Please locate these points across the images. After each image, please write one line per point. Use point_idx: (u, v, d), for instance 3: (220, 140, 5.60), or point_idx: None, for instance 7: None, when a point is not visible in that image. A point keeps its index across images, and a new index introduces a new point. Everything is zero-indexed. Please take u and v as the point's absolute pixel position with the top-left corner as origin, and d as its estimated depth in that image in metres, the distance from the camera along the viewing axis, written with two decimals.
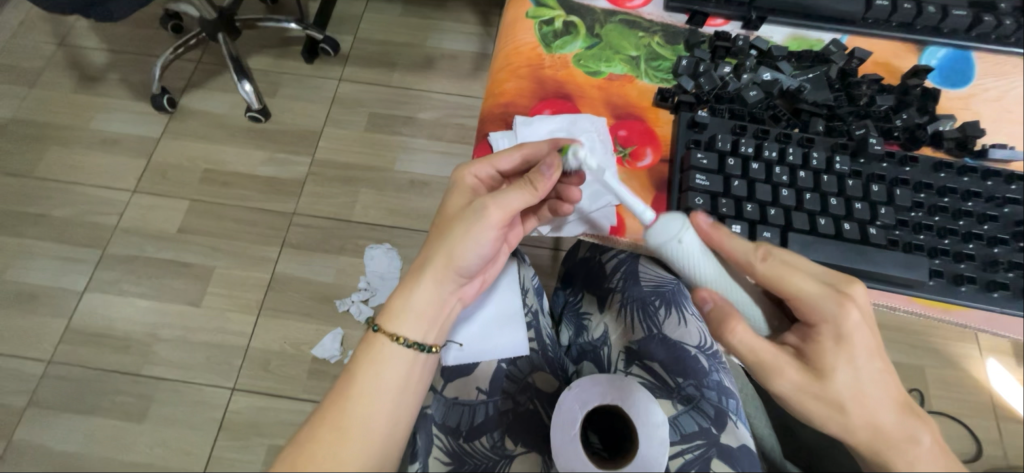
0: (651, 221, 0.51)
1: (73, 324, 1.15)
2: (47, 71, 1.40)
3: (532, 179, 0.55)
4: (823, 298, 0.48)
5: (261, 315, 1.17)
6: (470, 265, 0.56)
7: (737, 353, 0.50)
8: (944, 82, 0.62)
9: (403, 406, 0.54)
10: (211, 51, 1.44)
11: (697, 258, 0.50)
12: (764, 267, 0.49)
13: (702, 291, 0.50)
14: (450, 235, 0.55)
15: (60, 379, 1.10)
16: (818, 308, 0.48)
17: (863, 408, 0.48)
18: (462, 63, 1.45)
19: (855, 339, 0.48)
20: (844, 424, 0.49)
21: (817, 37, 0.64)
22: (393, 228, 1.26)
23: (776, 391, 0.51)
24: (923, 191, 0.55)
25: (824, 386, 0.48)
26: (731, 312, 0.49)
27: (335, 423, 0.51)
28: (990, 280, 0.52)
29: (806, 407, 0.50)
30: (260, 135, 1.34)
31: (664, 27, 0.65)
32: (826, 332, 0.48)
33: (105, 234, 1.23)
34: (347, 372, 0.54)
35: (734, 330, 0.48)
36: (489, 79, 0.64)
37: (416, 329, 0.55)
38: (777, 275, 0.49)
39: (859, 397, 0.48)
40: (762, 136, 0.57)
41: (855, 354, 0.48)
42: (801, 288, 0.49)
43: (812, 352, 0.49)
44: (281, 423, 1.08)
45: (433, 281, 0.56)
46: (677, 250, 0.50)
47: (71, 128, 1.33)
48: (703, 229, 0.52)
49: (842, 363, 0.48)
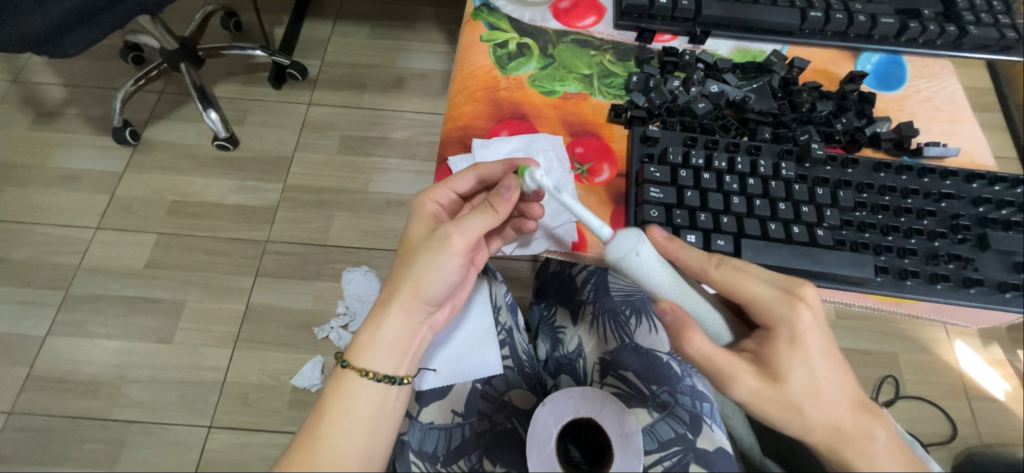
0: (609, 236, 0.51)
1: (35, 371, 1.10)
2: (0, 109, 1.35)
3: (493, 201, 0.55)
4: (776, 300, 0.49)
5: (237, 347, 1.14)
6: (437, 293, 0.55)
7: (694, 362, 0.50)
8: (880, 86, 0.66)
9: (376, 441, 0.53)
10: (175, 81, 1.42)
11: (653, 270, 0.50)
12: (718, 274, 0.51)
13: (662, 304, 0.51)
14: (414, 264, 0.55)
15: (22, 430, 1.05)
16: (772, 310, 0.49)
17: (820, 408, 0.48)
18: (432, 82, 1.46)
19: (808, 339, 0.48)
20: (802, 425, 0.49)
21: (760, 49, 0.68)
22: (370, 249, 1.25)
23: (734, 398, 0.51)
24: (866, 191, 0.58)
25: (780, 389, 0.48)
26: (689, 321, 0.50)
27: (304, 465, 0.50)
28: (932, 273, 0.54)
29: (765, 411, 0.50)
30: (228, 163, 1.32)
31: (615, 45, 0.68)
32: (782, 334, 0.49)
33: (67, 274, 1.19)
34: (315, 411, 0.54)
35: (690, 339, 0.49)
36: (447, 103, 0.65)
37: (387, 363, 0.55)
38: (729, 281, 0.50)
39: (816, 397, 0.48)
40: (712, 146, 0.59)
41: (811, 353, 0.48)
42: (754, 292, 0.50)
43: (768, 355, 0.49)
44: (262, 458, 1.05)
45: (400, 312, 0.55)
46: (635, 263, 0.50)
47: (27, 166, 1.29)
48: (658, 241, 0.53)
49: (798, 364, 0.48)
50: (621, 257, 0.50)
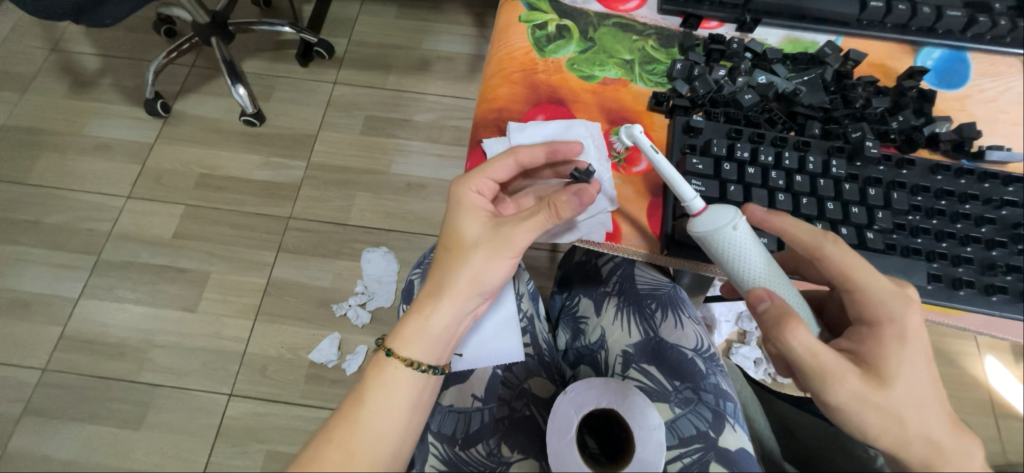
0: (700, 210, 0.51)
1: (68, 332, 1.14)
2: (39, 76, 1.39)
3: (557, 207, 0.53)
4: (888, 294, 0.50)
5: (258, 320, 1.16)
6: (493, 286, 0.56)
7: (798, 356, 0.48)
8: (940, 83, 0.63)
9: (413, 427, 0.54)
10: (205, 55, 1.43)
11: (749, 249, 0.50)
12: (835, 251, 0.50)
13: (756, 289, 0.49)
14: (471, 263, 0.54)
15: (55, 386, 1.09)
16: (885, 304, 0.49)
17: (920, 416, 0.48)
18: (458, 65, 1.44)
19: (914, 341, 0.49)
20: (900, 433, 0.48)
21: (813, 39, 0.64)
22: (389, 231, 1.25)
23: (833, 401, 0.49)
24: (921, 194, 0.56)
25: (886, 392, 0.48)
26: (790, 309, 0.48)
27: (342, 445, 0.51)
28: (987, 284, 0.53)
29: (864, 416, 0.49)
30: (255, 139, 1.34)
31: (658, 31, 0.65)
32: (890, 332, 0.49)
33: (99, 240, 1.22)
34: (355, 392, 0.54)
35: (795, 330, 0.47)
36: (482, 84, 0.64)
37: (436, 355, 0.55)
38: (839, 266, 0.50)
39: (917, 403, 0.48)
40: (758, 140, 0.57)
41: (917, 357, 0.48)
42: (864, 281, 0.50)
43: (874, 355, 0.49)
44: (279, 428, 1.08)
45: (453, 309, 0.55)
46: (730, 238, 0.49)
47: (64, 133, 1.32)
48: (758, 217, 0.52)
49: (904, 365, 0.48)
50: (715, 230, 0.49)
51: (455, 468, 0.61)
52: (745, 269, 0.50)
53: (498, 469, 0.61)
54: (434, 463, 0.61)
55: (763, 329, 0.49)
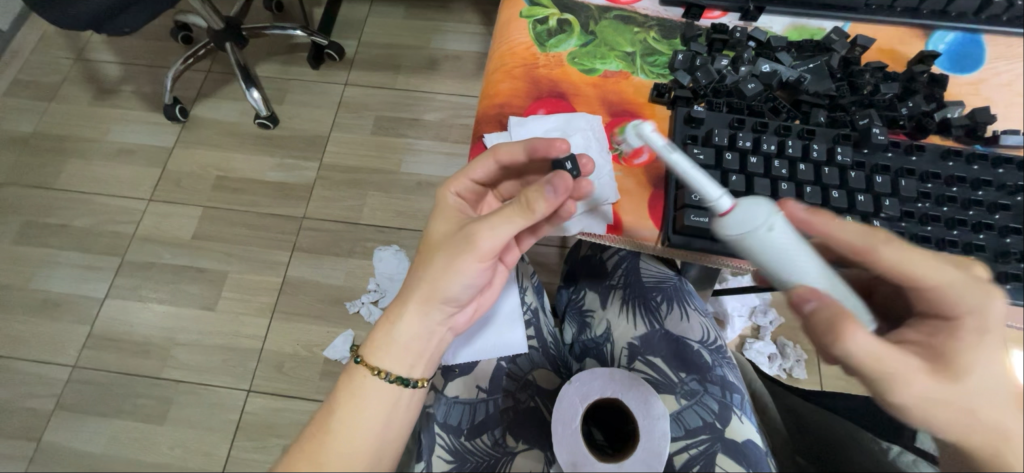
0: (728, 207, 0.49)
1: (95, 331, 1.19)
2: (65, 85, 1.44)
3: (529, 200, 0.51)
4: (965, 287, 0.47)
5: (273, 318, 1.19)
6: (457, 293, 0.55)
7: (858, 361, 0.45)
8: (953, 67, 0.61)
9: (387, 439, 0.55)
10: (220, 61, 1.47)
11: (786, 249, 0.47)
12: (891, 252, 0.47)
13: (801, 289, 0.47)
14: (433, 263, 0.55)
15: (84, 382, 1.14)
16: (962, 298, 0.47)
17: (992, 407, 0.46)
18: (466, 64, 1.45)
19: (995, 334, 0.46)
20: (969, 425, 0.47)
21: (818, 25, 0.64)
22: (400, 229, 1.27)
23: (898, 401, 0.47)
24: (931, 181, 0.55)
25: (959, 388, 0.46)
26: (842, 310, 0.45)
27: (312, 453, 0.52)
28: (1001, 272, 0.52)
29: (932, 413, 0.47)
30: (268, 141, 1.37)
31: (660, 22, 0.66)
32: (969, 325, 0.46)
33: (123, 242, 1.27)
34: (328, 405, 0.55)
35: (857, 333, 0.44)
36: (484, 80, 0.65)
37: (400, 364, 0.56)
38: (901, 262, 0.47)
39: (990, 396, 0.46)
40: (761, 129, 0.57)
41: (994, 349, 0.46)
42: (936, 274, 0.47)
43: (945, 348, 0.46)
44: (296, 423, 1.10)
45: (415, 313, 0.56)
46: (766, 240, 0.47)
47: (88, 140, 1.37)
48: (799, 217, 0.49)
49: (979, 358, 0.46)
50: (747, 231, 0.47)
51: (461, 458, 0.61)
52: (789, 270, 0.48)
53: (504, 460, 0.61)
54: (441, 454, 0.61)
55: (814, 332, 0.46)
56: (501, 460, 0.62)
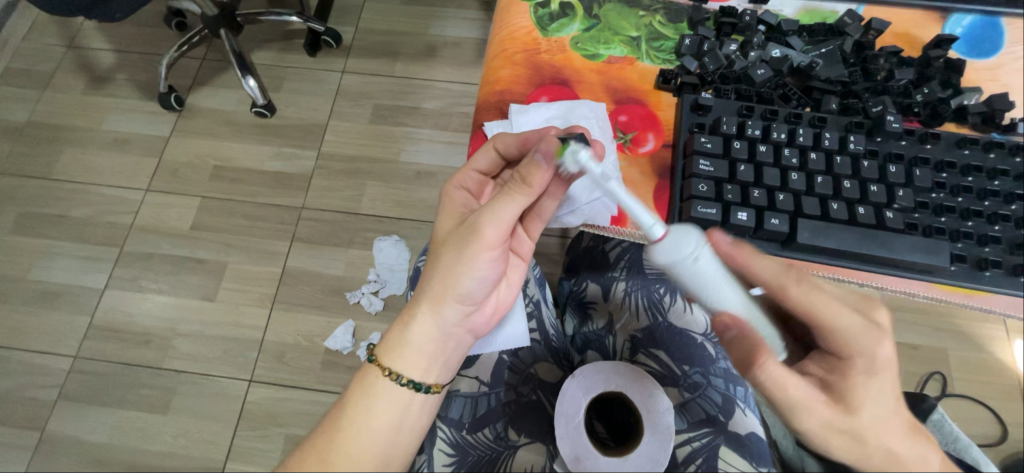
0: (659, 237, 0.47)
1: (96, 321, 1.18)
2: (58, 73, 1.41)
3: (524, 174, 0.52)
4: (860, 331, 0.46)
5: (273, 308, 1.19)
6: (469, 288, 0.54)
7: (764, 390, 0.48)
8: (970, 52, 0.59)
9: (397, 443, 0.54)
10: (215, 48, 1.44)
11: (707, 281, 0.48)
12: (798, 292, 0.47)
13: (723, 316, 0.50)
14: (442, 260, 0.54)
15: (85, 373, 1.14)
16: (854, 341, 0.46)
17: (883, 436, 0.47)
18: (465, 51, 1.42)
19: (884, 374, 0.46)
20: (863, 453, 0.48)
21: (830, 9, 0.62)
22: (400, 219, 1.26)
23: (799, 428, 0.49)
24: (946, 171, 0.54)
25: (852, 420, 0.46)
26: (755, 342, 0.48)
27: (322, 452, 0.51)
28: (1016, 264, 0.51)
29: (829, 442, 0.48)
30: (266, 130, 1.35)
31: (666, 6, 0.63)
32: (859, 366, 0.46)
33: (121, 232, 1.26)
34: (339, 404, 0.55)
35: (763, 363, 0.47)
36: (485, 66, 0.63)
37: (416, 367, 0.55)
38: (807, 303, 0.47)
39: (881, 427, 0.46)
40: (771, 117, 0.55)
41: (884, 387, 0.46)
42: (836, 318, 0.47)
43: (838, 383, 0.47)
44: (298, 413, 1.11)
45: (427, 313, 0.55)
46: (692, 270, 0.47)
47: (84, 129, 1.35)
48: (723, 249, 0.49)
49: (870, 395, 0.46)
50: (676, 261, 0.47)
51: (462, 452, 0.61)
52: (713, 297, 0.49)
53: (505, 453, 0.61)
54: (442, 447, 0.61)
55: (734, 358, 0.50)
56: (503, 453, 0.61)
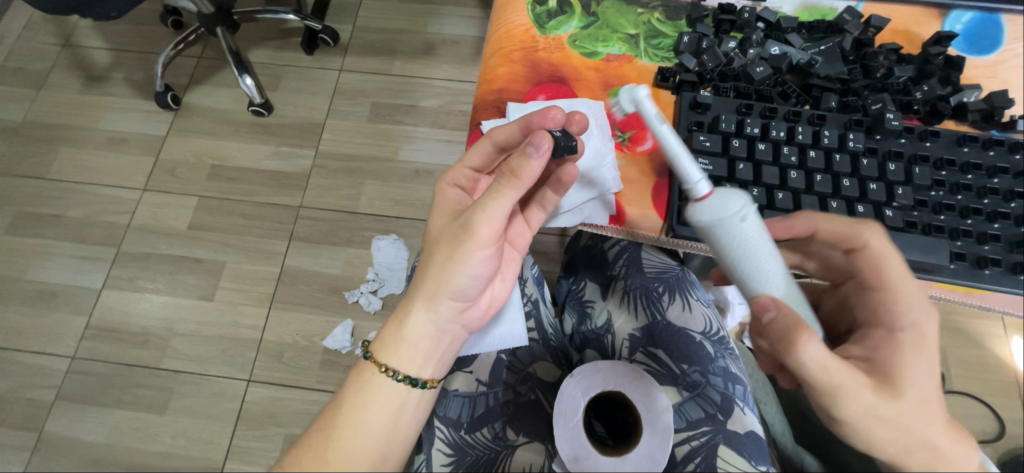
0: (704, 195, 0.47)
1: (93, 321, 1.18)
2: (53, 72, 1.40)
3: (517, 171, 0.52)
4: (912, 301, 0.48)
5: (272, 308, 1.18)
6: (462, 285, 0.54)
7: (808, 372, 0.45)
8: (970, 49, 0.59)
9: (394, 440, 0.54)
10: (212, 46, 1.43)
11: (752, 247, 0.46)
12: (876, 241, 0.49)
13: (763, 297, 0.47)
14: (435, 257, 0.53)
15: (83, 373, 1.14)
16: (908, 310, 0.47)
17: (924, 422, 0.46)
18: (463, 48, 1.41)
19: (931, 352, 0.47)
20: (902, 440, 0.47)
21: (829, 6, 0.61)
22: (399, 218, 1.26)
23: (839, 414, 0.47)
24: (944, 169, 0.53)
25: (897, 403, 0.46)
26: (797, 320, 0.45)
27: (318, 450, 0.51)
28: (1015, 262, 0.51)
29: (871, 429, 0.47)
30: (263, 129, 1.34)
31: (664, 3, 0.63)
32: (907, 341, 0.47)
33: (118, 232, 1.25)
34: (335, 401, 0.54)
35: (806, 343, 0.44)
36: (482, 64, 0.63)
37: (409, 364, 0.54)
38: (881, 257, 0.48)
39: (924, 412, 0.46)
40: (770, 114, 0.55)
41: (929, 366, 0.46)
42: (898, 280, 0.49)
43: (885, 363, 0.47)
44: (296, 412, 1.10)
45: (420, 310, 0.54)
46: (735, 230, 0.46)
47: (80, 128, 1.35)
48: (779, 227, 0.51)
49: (916, 374, 0.46)
50: (722, 219, 0.46)
51: (460, 452, 0.61)
52: (748, 276, 0.47)
53: (504, 453, 0.61)
54: (441, 447, 0.60)
55: (772, 342, 0.46)
56: (501, 453, 0.61)
